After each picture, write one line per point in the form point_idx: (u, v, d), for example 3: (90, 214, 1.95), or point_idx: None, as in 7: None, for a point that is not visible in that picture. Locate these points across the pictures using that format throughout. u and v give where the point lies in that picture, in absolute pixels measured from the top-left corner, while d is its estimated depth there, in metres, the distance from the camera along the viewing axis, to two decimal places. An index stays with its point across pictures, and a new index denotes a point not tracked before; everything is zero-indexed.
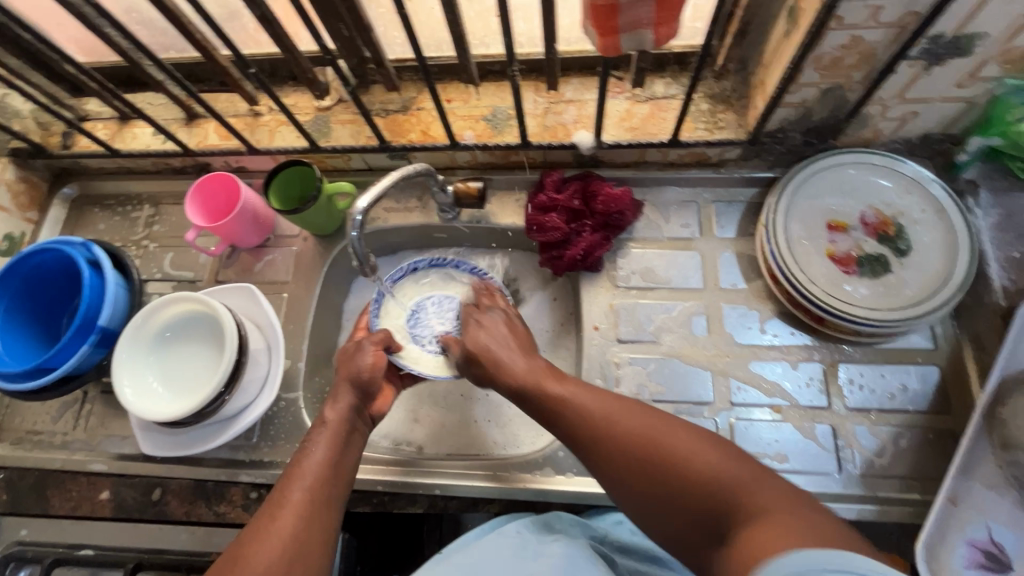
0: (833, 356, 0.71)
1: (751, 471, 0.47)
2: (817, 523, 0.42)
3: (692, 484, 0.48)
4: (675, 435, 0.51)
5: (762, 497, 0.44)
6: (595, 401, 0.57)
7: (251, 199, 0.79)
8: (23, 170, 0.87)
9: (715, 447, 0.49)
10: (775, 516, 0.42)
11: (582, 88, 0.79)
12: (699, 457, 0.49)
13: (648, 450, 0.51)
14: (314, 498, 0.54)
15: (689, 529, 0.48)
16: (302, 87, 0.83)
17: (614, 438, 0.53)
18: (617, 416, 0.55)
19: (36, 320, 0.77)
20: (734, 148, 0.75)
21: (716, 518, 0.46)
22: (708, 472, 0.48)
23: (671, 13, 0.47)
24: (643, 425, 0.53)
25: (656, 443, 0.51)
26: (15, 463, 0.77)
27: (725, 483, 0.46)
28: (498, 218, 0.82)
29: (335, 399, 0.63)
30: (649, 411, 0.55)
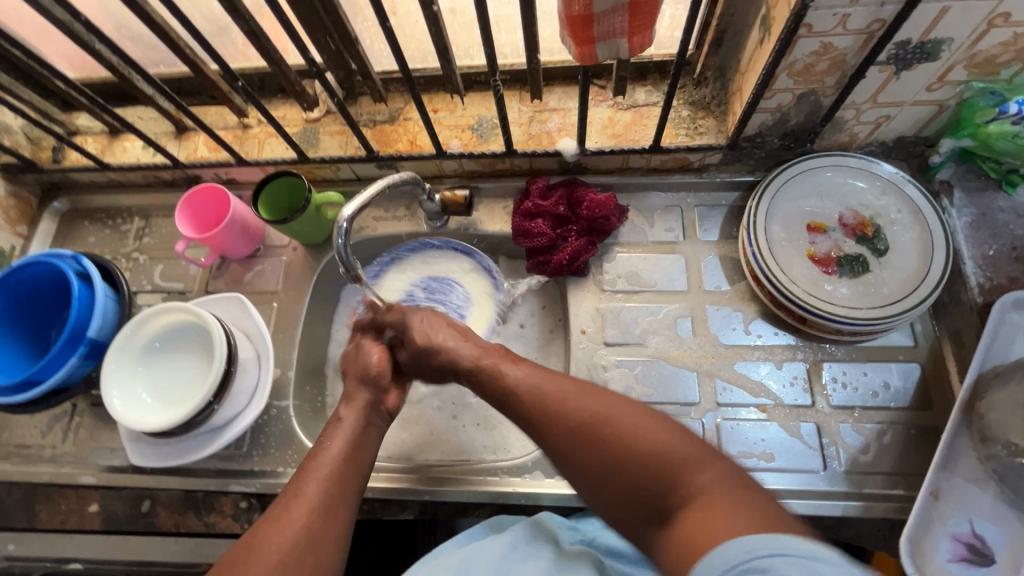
0: (816, 355, 0.72)
1: (700, 450, 0.47)
2: (759, 503, 0.42)
3: (641, 467, 0.48)
4: (623, 416, 0.51)
5: (708, 480, 0.45)
6: (547, 381, 0.56)
7: (240, 210, 0.80)
8: (13, 185, 0.88)
9: (665, 428, 0.49)
10: (719, 499, 0.43)
11: (566, 96, 0.80)
12: (649, 438, 0.49)
13: (597, 433, 0.51)
14: (327, 487, 0.55)
15: (634, 509, 0.49)
16: (291, 99, 0.85)
17: (563, 421, 0.53)
18: (568, 396, 0.54)
19: (25, 334, 0.78)
20: (714, 153, 0.76)
21: (661, 501, 0.46)
22: (657, 454, 0.48)
23: (645, 23, 0.49)
24: (592, 406, 0.52)
25: (605, 424, 0.51)
26: (3, 478, 0.76)
27: (673, 466, 0.47)
28: (486, 225, 0.83)
29: (349, 400, 0.65)
30: (600, 390, 0.54)
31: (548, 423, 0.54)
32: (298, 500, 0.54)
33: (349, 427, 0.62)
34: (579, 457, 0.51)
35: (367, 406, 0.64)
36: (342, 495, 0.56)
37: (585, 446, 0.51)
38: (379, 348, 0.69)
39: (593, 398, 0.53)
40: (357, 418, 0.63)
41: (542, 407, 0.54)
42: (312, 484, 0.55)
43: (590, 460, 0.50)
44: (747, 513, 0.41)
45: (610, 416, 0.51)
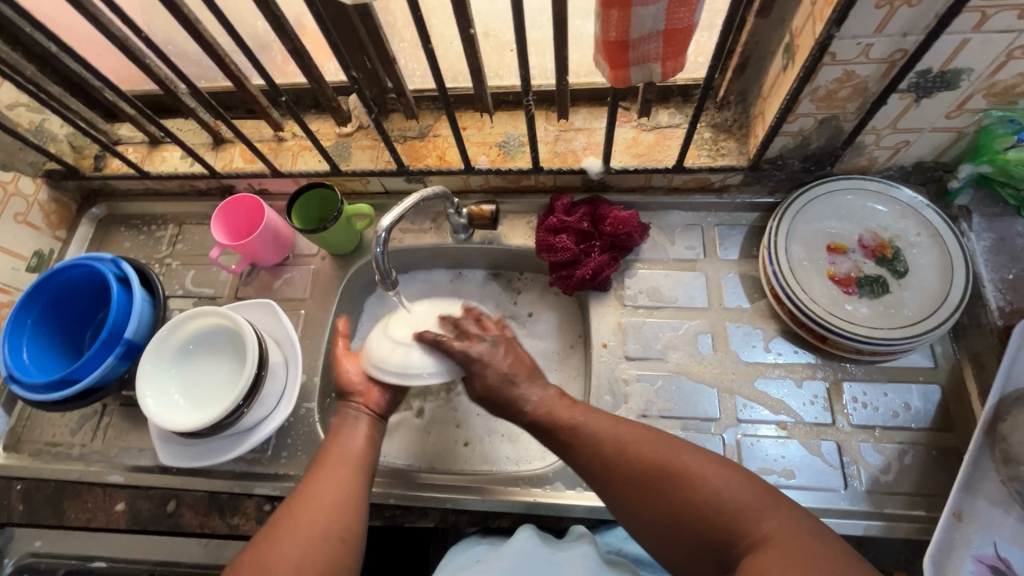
0: (837, 374, 0.73)
1: (760, 497, 0.51)
2: (819, 550, 0.47)
3: (705, 515, 0.51)
4: (685, 460, 0.54)
5: (771, 527, 0.49)
6: (604, 426, 0.59)
7: (273, 220, 0.82)
8: (55, 191, 0.91)
9: (729, 474, 0.53)
10: (785, 546, 0.47)
11: (591, 117, 0.83)
12: (712, 486, 0.52)
13: (662, 479, 0.54)
14: (339, 468, 0.61)
15: (696, 553, 0.52)
16: (325, 115, 0.88)
17: (626, 466, 0.56)
18: (628, 442, 0.57)
19: (63, 334, 0.80)
20: (736, 174, 0.78)
21: (725, 546, 0.50)
22: (720, 501, 0.51)
23: (678, 49, 0.51)
24: (658, 456, 0.55)
25: (668, 469, 0.54)
26: (33, 475, 0.78)
27: (737, 514, 0.50)
28: (509, 239, 0.85)
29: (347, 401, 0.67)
30: (661, 436, 0.58)
31: (609, 467, 0.57)
32: (313, 481, 0.59)
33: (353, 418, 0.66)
34: (642, 503, 0.54)
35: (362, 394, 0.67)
36: (354, 472, 0.61)
37: (648, 493, 0.54)
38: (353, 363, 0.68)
39: (657, 446, 0.56)
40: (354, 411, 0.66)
41: (604, 451, 0.57)
42: (326, 467, 0.60)
43: (654, 505, 0.54)
44: (809, 561, 0.46)
45: (676, 464, 0.54)
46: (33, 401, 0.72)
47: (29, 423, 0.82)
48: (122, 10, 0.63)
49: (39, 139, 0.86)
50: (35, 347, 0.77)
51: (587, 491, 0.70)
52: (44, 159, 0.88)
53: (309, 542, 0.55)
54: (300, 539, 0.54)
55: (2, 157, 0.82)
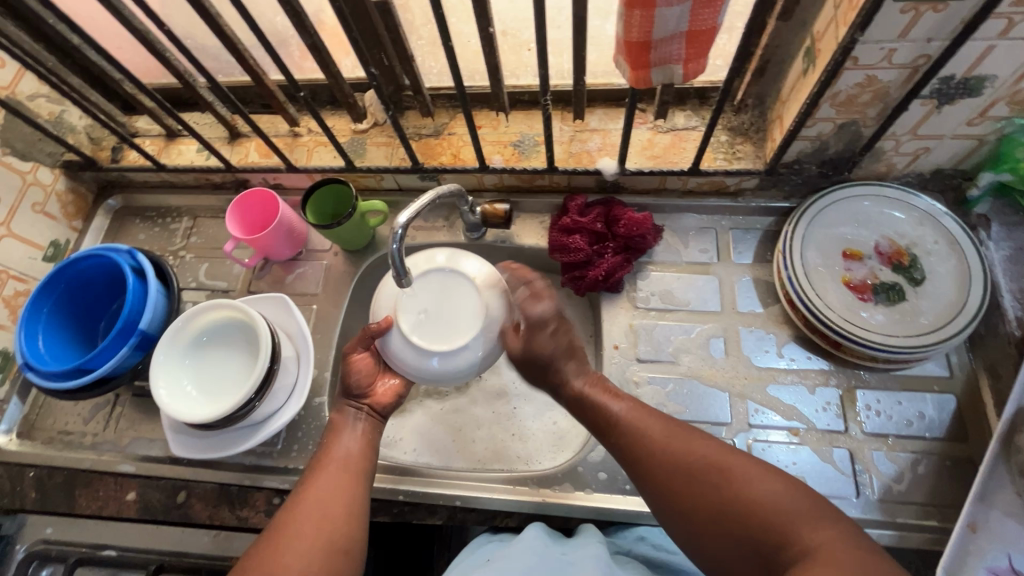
0: (850, 381, 0.73)
1: (810, 506, 0.50)
2: (871, 565, 0.45)
3: (751, 518, 0.51)
4: (732, 463, 0.54)
5: (820, 537, 0.48)
6: (652, 424, 0.60)
7: (288, 215, 0.83)
8: (72, 182, 0.92)
9: (777, 480, 0.52)
10: (834, 556, 0.46)
11: (607, 117, 0.83)
12: (759, 489, 0.52)
13: (708, 479, 0.54)
14: (340, 477, 0.60)
15: (740, 557, 0.51)
16: (341, 111, 0.88)
17: (672, 464, 0.56)
18: (675, 440, 0.58)
19: (77, 324, 0.81)
20: (752, 178, 0.78)
21: (771, 552, 0.49)
22: (768, 506, 0.51)
23: (701, 50, 0.51)
24: (705, 455, 0.56)
25: (715, 470, 0.54)
26: (45, 462, 0.78)
27: (785, 521, 0.49)
28: (521, 239, 0.85)
29: (349, 406, 0.67)
30: (708, 438, 0.58)
31: (655, 464, 0.57)
32: (314, 491, 0.59)
33: (353, 426, 0.66)
34: (686, 502, 0.54)
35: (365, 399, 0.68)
36: (354, 481, 0.61)
37: (693, 491, 0.54)
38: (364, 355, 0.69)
39: (703, 445, 0.56)
40: (354, 417, 0.67)
41: (651, 448, 0.58)
42: (326, 477, 0.60)
43: (699, 504, 0.53)
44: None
45: (723, 465, 0.54)
46: (49, 389, 0.72)
47: (43, 410, 0.83)
48: (145, 3, 0.64)
49: (58, 130, 0.86)
50: (50, 336, 0.77)
51: (596, 493, 0.70)
52: (62, 150, 0.89)
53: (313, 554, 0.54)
54: (303, 552, 0.54)
55: (22, 147, 0.83)
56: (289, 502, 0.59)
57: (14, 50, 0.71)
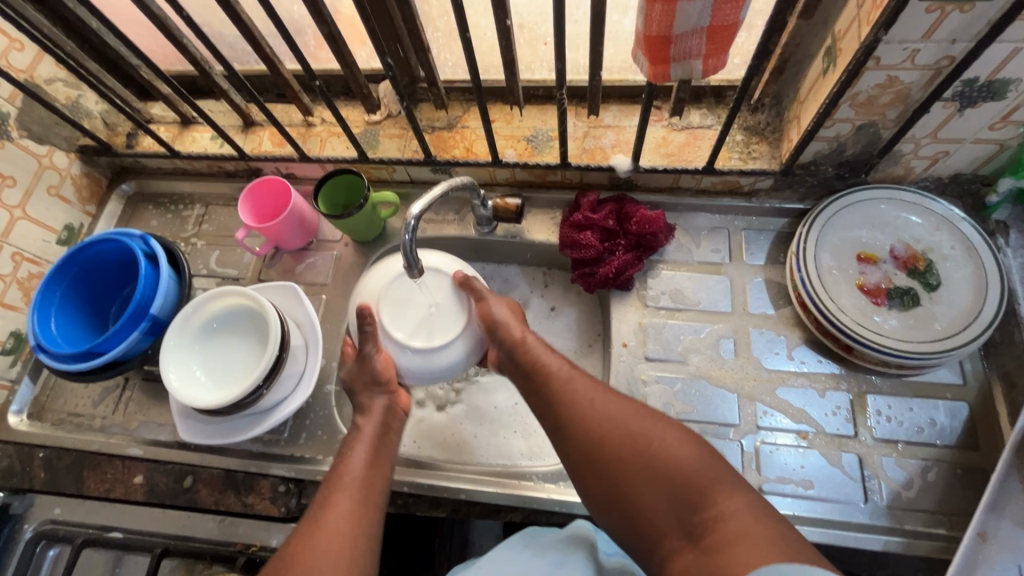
0: (860, 386, 0.72)
1: (731, 475, 0.51)
2: (785, 533, 0.45)
3: (669, 478, 0.52)
4: (659, 428, 0.56)
5: (732, 504, 0.48)
6: (592, 393, 0.62)
7: (300, 204, 0.83)
8: (87, 166, 0.93)
9: (700, 451, 0.54)
10: (744, 522, 0.47)
11: (621, 114, 0.82)
12: (681, 456, 0.53)
13: (633, 440, 0.56)
14: (358, 495, 0.60)
15: (656, 524, 0.52)
16: (355, 102, 0.88)
17: (601, 425, 0.58)
18: (612, 409, 0.59)
19: (87, 308, 0.82)
20: (767, 178, 0.77)
21: (685, 517, 0.50)
22: (688, 468, 0.52)
23: (721, 46, 0.51)
24: (637, 424, 0.57)
25: (642, 432, 0.56)
26: (55, 443, 0.79)
27: (702, 484, 0.51)
28: (532, 234, 0.85)
29: (366, 412, 0.67)
30: (645, 410, 0.59)
31: (585, 423, 0.59)
32: (332, 509, 0.59)
33: (369, 441, 0.66)
34: (609, 460, 0.56)
35: (386, 410, 0.68)
36: (370, 499, 0.61)
37: (616, 451, 0.56)
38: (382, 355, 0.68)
39: (637, 415, 0.58)
40: (373, 429, 0.67)
41: (582, 409, 0.60)
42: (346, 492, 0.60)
43: (621, 463, 0.55)
44: (770, 540, 0.44)
45: (651, 434, 0.56)
46: (59, 370, 0.73)
47: (54, 392, 0.84)
48: None
49: (74, 114, 0.87)
50: (62, 318, 0.78)
51: None
52: (78, 135, 0.89)
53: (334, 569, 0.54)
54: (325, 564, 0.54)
55: (38, 131, 0.83)
56: (307, 519, 0.59)
57: (34, 33, 0.72)
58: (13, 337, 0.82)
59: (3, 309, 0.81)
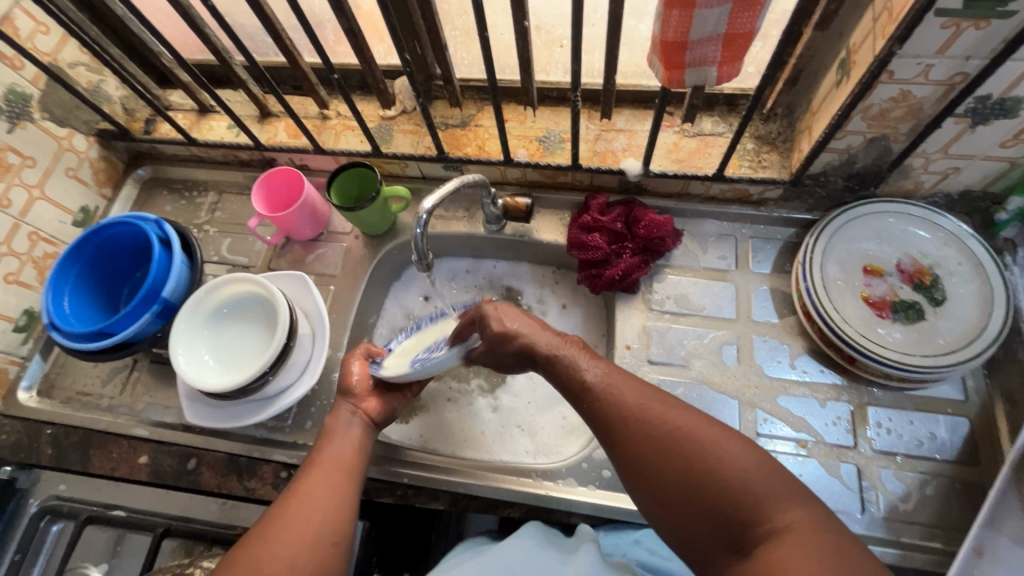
0: (862, 398, 0.72)
1: (784, 485, 0.49)
2: (840, 548, 0.45)
3: (720, 494, 0.50)
4: (709, 439, 0.52)
5: (788, 518, 0.47)
6: (630, 394, 0.58)
7: (312, 196, 0.84)
8: (105, 150, 0.94)
9: (754, 458, 0.51)
10: (801, 540, 0.46)
11: (634, 118, 0.83)
12: (732, 468, 0.50)
13: (681, 448, 0.53)
14: (329, 476, 0.60)
15: (705, 534, 0.51)
16: (370, 97, 0.90)
17: (645, 432, 0.55)
18: (654, 412, 0.56)
19: (101, 289, 0.83)
20: (776, 187, 0.78)
21: (737, 529, 0.49)
22: (741, 483, 0.50)
23: (736, 54, 0.51)
24: (682, 430, 0.54)
25: (692, 444, 0.52)
26: (63, 420, 0.81)
27: (756, 499, 0.49)
28: (541, 234, 0.86)
29: (342, 403, 0.69)
30: (686, 414, 0.55)
31: (629, 432, 0.55)
32: (305, 483, 0.60)
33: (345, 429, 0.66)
34: (656, 473, 0.53)
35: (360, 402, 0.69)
36: (343, 482, 0.61)
37: (663, 460, 0.53)
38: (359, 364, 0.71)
39: (681, 419, 0.54)
40: (346, 418, 0.67)
41: (625, 415, 0.56)
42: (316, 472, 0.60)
43: (669, 477, 0.52)
44: (826, 561, 0.44)
45: (699, 442, 0.52)
46: (71, 349, 0.74)
47: (64, 370, 0.85)
48: None
49: (95, 99, 0.88)
50: (75, 298, 0.80)
51: (599, 489, 0.70)
52: (97, 119, 0.91)
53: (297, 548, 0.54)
54: (292, 534, 0.54)
55: (59, 113, 0.85)
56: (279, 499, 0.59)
57: (61, 17, 0.73)
58: (27, 314, 0.84)
59: (18, 287, 0.82)
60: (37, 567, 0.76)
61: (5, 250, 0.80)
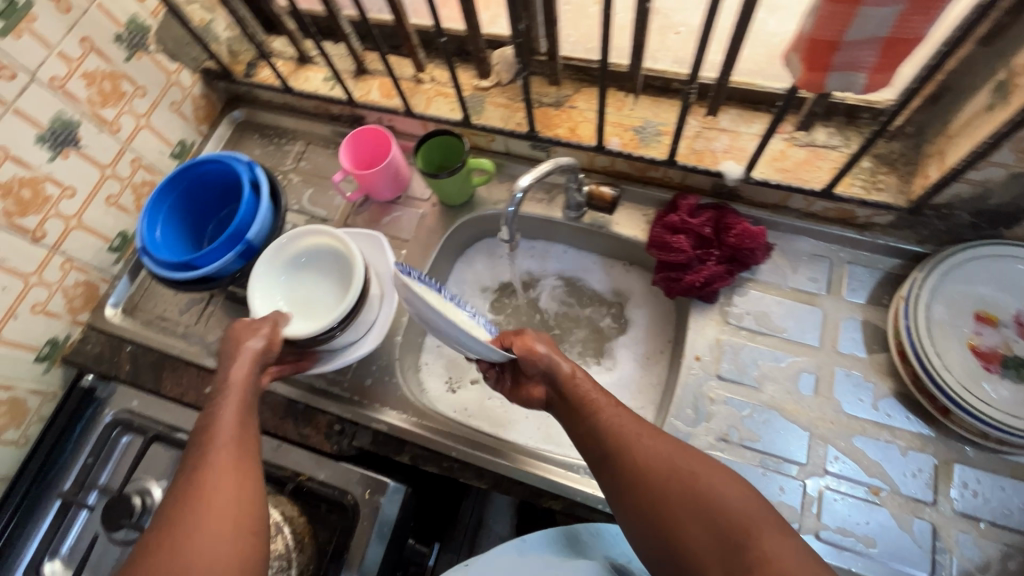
0: (949, 454, 0.67)
1: (772, 516, 0.51)
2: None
3: (713, 518, 0.52)
4: (703, 467, 0.55)
5: (775, 548, 0.49)
6: (629, 420, 0.59)
7: (397, 158, 0.84)
8: (207, 89, 0.97)
9: (743, 489, 0.53)
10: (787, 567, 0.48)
11: (740, 119, 0.78)
12: (728, 495, 0.52)
13: (676, 475, 0.54)
14: (233, 465, 0.58)
15: (696, 557, 0.51)
16: (468, 65, 0.88)
17: (643, 456, 0.56)
18: (650, 438, 0.57)
19: (190, 222, 0.87)
20: (888, 213, 0.72)
21: (726, 555, 0.50)
22: (732, 509, 0.52)
23: (893, 62, 0.46)
24: (672, 459, 0.56)
25: (688, 468, 0.55)
26: (143, 340, 0.86)
27: (748, 525, 0.51)
28: (621, 228, 0.83)
29: (236, 359, 0.66)
30: (670, 442, 0.57)
31: (629, 454, 0.57)
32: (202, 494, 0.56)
33: (240, 400, 0.64)
34: (651, 496, 0.54)
35: (257, 356, 0.67)
36: (245, 469, 0.59)
37: (660, 485, 0.54)
38: (256, 337, 0.68)
39: (673, 447, 0.57)
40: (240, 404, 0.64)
41: (626, 440, 0.57)
42: (221, 451, 0.59)
43: (663, 497, 0.54)
44: None
45: (691, 470, 0.54)
46: (159, 275, 0.77)
47: (148, 293, 0.90)
48: None
49: (205, 37, 0.91)
50: (167, 228, 0.83)
51: None
52: (204, 58, 0.93)
53: (227, 529, 0.54)
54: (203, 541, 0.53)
55: (172, 48, 0.88)
56: (181, 483, 0.58)
57: None
58: (120, 236, 0.88)
59: (116, 210, 0.86)
60: (105, 472, 0.79)
61: (110, 172, 0.84)
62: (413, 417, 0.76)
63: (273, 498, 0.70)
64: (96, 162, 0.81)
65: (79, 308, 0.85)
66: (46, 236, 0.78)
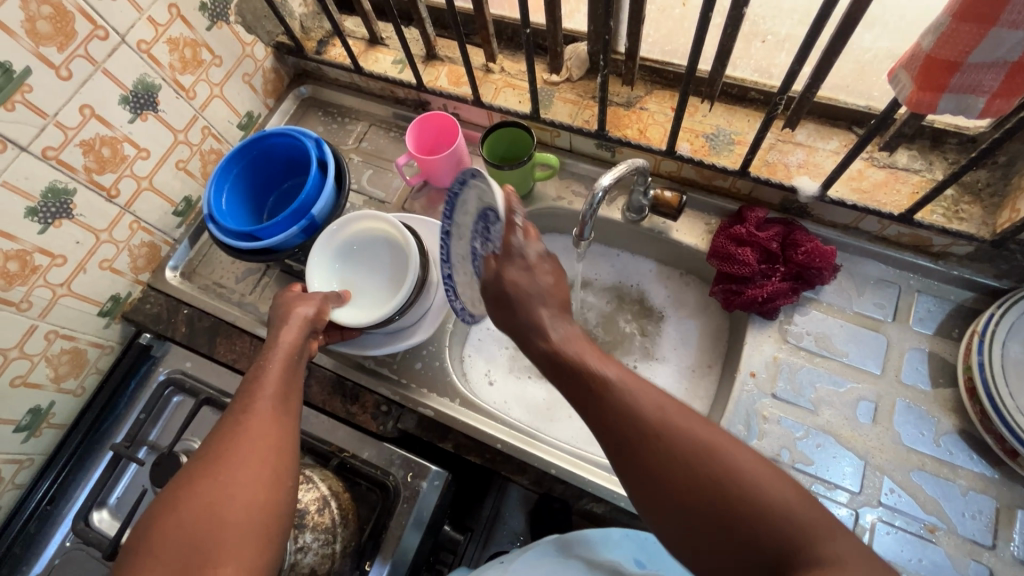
0: (1012, 498, 0.64)
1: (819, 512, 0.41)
2: None
3: (746, 510, 0.41)
4: (734, 450, 0.44)
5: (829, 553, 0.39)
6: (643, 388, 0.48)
7: (462, 147, 0.84)
8: (277, 63, 0.98)
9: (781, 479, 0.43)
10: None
11: (817, 134, 0.76)
12: (764, 484, 0.42)
13: (699, 456, 0.44)
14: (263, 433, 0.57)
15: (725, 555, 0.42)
16: (539, 59, 0.88)
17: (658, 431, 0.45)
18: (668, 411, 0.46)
19: (252, 192, 0.88)
20: (969, 244, 0.69)
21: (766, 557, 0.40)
22: (771, 501, 0.41)
23: (1017, 88, 0.45)
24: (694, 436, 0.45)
25: (711, 449, 0.44)
26: (200, 305, 0.88)
27: (791, 521, 0.40)
28: (681, 235, 0.81)
29: (286, 325, 0.67)
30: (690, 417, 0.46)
31: (644, 431, 0.46)
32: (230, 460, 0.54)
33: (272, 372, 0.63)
34: (670, 481, 0.44)
35: (306, 322, 0.69)
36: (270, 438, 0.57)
37: (680, 467, 0.44)
38: (306, 303, 0.71)
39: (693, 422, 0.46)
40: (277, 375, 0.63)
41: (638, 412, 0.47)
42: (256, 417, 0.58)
43: (681, 484, 0.44)
44: None
45: (720, 453, 0.44)
46: (221, 243, 0.78)
47: (206, 259, 0.92)
48: None
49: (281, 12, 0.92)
50: (231, 196, 0.84)
51: None
52: (279, 32, 0.94)
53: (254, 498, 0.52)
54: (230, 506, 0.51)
55: (249, 20, 0.89)
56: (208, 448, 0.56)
57: None
58: (185, 201, 0.90)
59: (184, 174, 0.88)
60: (156, 429, 0.81)
61: (182, 138, 0.85)
62: (459, 405, 0.77)
63: (320, 471, 0.70)
64: (171, 127, 0.83)
65: (141, 268, 0.87)
66: (119, 195, 0.79)
